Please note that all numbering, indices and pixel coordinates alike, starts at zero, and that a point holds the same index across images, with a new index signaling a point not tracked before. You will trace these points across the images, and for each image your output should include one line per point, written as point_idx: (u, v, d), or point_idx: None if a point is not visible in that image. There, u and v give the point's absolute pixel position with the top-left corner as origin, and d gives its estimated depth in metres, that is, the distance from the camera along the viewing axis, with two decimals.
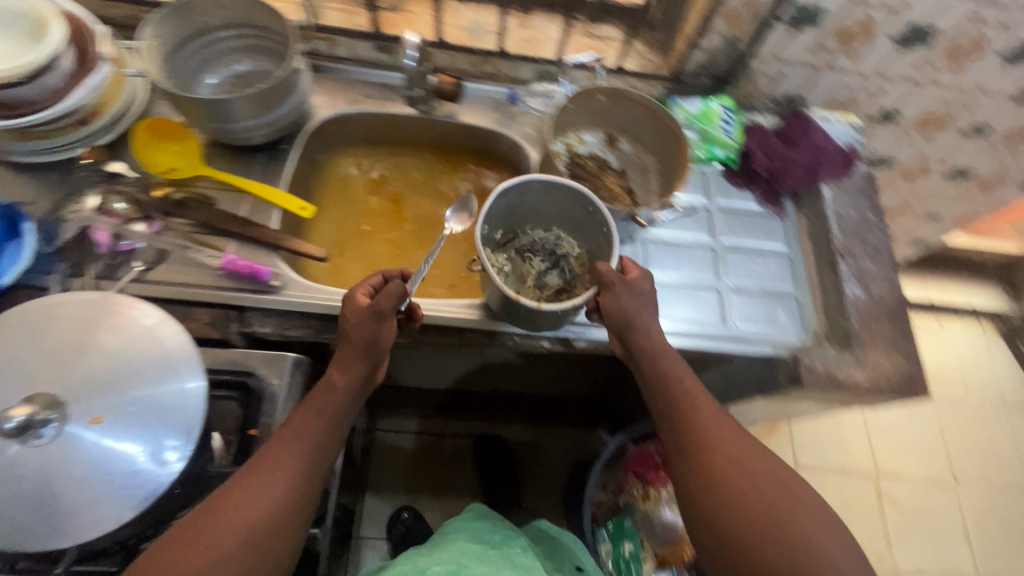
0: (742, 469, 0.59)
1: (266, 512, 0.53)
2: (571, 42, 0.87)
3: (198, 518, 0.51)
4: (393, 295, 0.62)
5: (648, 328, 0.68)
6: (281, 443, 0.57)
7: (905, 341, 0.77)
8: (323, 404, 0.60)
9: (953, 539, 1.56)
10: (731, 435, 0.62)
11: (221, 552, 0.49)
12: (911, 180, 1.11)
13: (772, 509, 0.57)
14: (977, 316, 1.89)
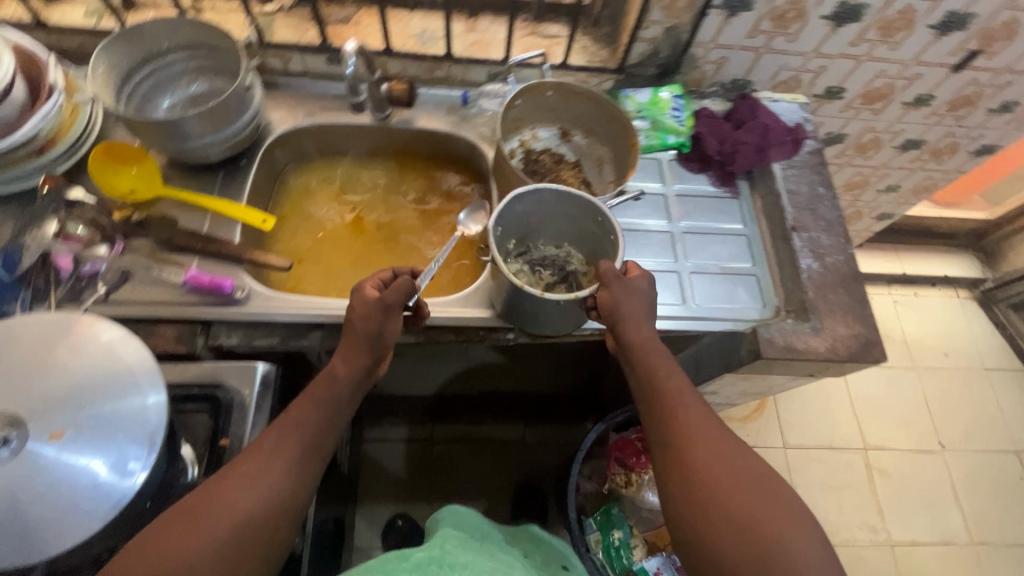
0: (720, 469, 0.59)
1: (264, 497, 0.55)
2: (519, 42, 0.89)
3: (201, 496, 0.53)
4: (403, 287, 0.66)
5: (639, 322, 0.70)
6: (278, 433, 0.60)
7: (861, 308, 0.79)
8: (324, 393, 0.64)
9: (943, 506, 1.58)
10: (713, 434, 0.62)
11: (225, 530, 0.51)
12: (866, 154, 1.13)
13: (746, 513, 0.55)
14: (953, 286, 1.92)
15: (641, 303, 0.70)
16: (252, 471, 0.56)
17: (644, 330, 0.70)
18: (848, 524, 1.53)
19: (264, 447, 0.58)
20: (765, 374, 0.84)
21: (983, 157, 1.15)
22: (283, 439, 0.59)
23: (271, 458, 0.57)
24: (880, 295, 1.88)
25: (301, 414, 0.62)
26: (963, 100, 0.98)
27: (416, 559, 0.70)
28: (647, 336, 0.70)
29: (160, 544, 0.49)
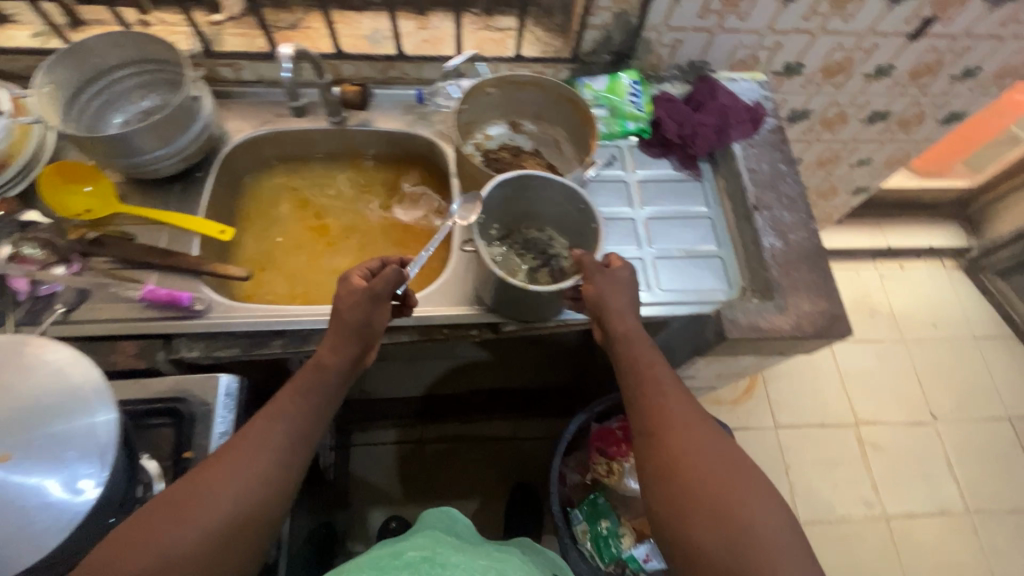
0: (700, 455, 0.57)
1: (241, 495, 0.54)
2: (471, 37, 0.89)
3: (184, 487, 0.53)
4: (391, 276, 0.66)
5: (623, 315, 0.68)
6: (259, 433, 0.59)
7: (826, 283, 0.78)
8: (312, 383, 0.64)
9: (938, 476, 1.58)
10: (695, 421, 0.60)
11: (207, 524, 0.51)
12: (832, 129, 1.13)
13: (724, 502, 0.53)
14: (938, 256, 1.92)
15: (624, 297, 0.69)
16: (237, 462, 0.56)
17: (628, 317, 0.69)
18: (843, 500, 1.52)
19: (249, 437, 0.58)
20: (735, 355, 0.84)
21: (951, 124, 1.14)
22: (268, 431, 0.59)
23: (256, 449, 0.57)
24: (866, 270, 1.88)
25: (285, 403, 0.62)
26: (924, 68, 0.97)
27: (409, 556, 0.70)
28: (632, 326, 0.69)
29: (142, 534, 0.49)
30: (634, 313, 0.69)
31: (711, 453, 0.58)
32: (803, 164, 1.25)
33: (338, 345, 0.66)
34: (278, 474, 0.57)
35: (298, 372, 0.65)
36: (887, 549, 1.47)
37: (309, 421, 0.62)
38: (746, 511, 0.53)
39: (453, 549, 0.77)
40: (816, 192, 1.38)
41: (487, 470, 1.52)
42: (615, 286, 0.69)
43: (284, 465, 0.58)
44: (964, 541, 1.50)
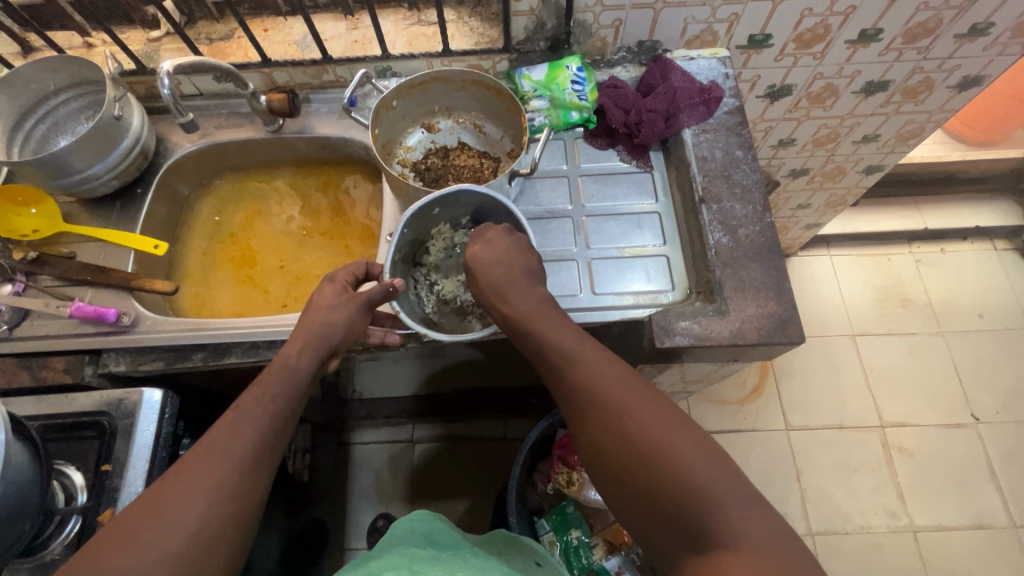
0: (631, 417, 0.50)
1: (191, 529, 0.50)
2: (401, 35, 0.85)
3: (136, 518, 0.50)
4: (377, 289, 0.69)
5: (509, 296, 0.63)
6: (201, 457, 0.54)
7: (777, 283, 0.70)
8: (280, 385, 0.62)
9: (977, 485, 1.41)
10: (620, 381, 0.53)
11: (167, 557, 0.48)
12: (824, 105, 1.00)
13: (668, 471, 0.46)
14: (988, 238, 1.70)
15: (502, 270, 0.64)
16: (194, 481, 0.53)
17: (526, 286, 0.63)
18: (862, 509, 1.39)
19: (212, 449, 0.55)
20: (684, 363, 0.76)
21: (969, 91, 0.99)
22: (223, 450, 0.55)
23: (215, 464, 0.54)
24: (899, 255, 1.69)
25: (247, 412, 0.59)
26: (920, 29, 0.84)
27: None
28: (536, 304, 0.62)
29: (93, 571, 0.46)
30: (528, 284, 0.64)
31: (641, 413, 0.50)
32: (798, 144, 1.12)
33: (305, 347, 0.65)
34: (239, 495, 0.54)
35: (264, 375, 0.62)
36: (913, 564, 1.33)
37: (276, 429, 0.59)
38: (687, 473, 0.45)
39: (435, 563, 0.62)
40: (821, 173, 1.24)
41: (477, 472, 1.50)
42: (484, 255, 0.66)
43: (247, 483, 0.55)
44: (1006, 558, 1.33)
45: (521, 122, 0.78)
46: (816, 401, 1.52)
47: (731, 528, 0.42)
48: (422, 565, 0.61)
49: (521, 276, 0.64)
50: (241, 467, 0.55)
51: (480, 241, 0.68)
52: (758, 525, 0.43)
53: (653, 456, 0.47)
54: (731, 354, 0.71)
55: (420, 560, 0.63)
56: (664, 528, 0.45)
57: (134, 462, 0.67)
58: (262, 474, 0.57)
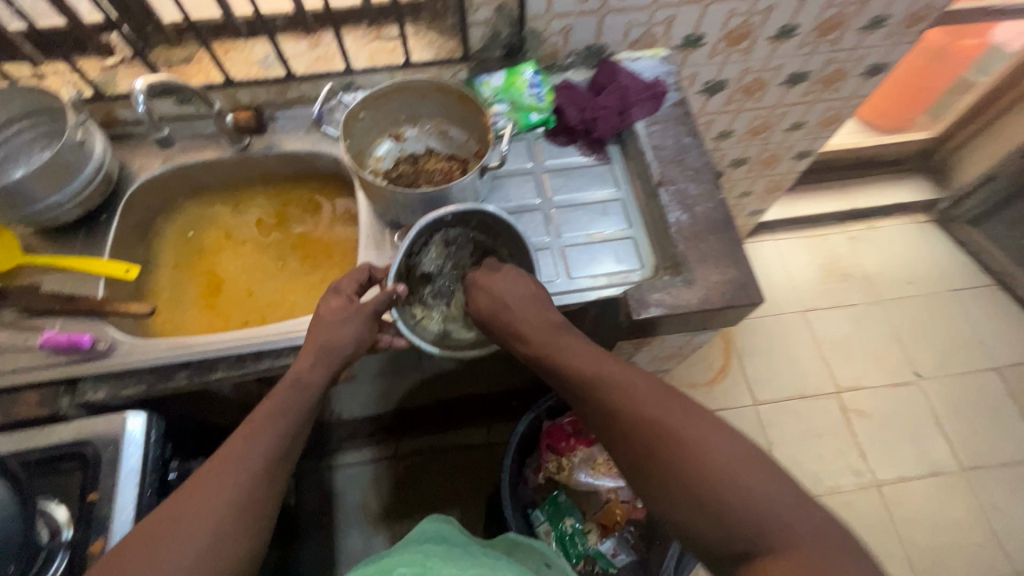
0: (677, 439, 0.53)
1: (207, 539, 0.52)
2: (363, 50, 0.89)
3: (156, 526, 0.52)
4: (380, 295, 0.70)
5: (525, 333, 0.67)
6: (214, 470, 0.56)
7: (735, 252, 0.77)
8: (289, 400, 0.62)
9: (926, 436, 1.53)
10: (656, 401, 0.57)
11: (183, 564, 0.50)
12: (755, 96, 1.10)
13: (712, 474, 0.50)
14: (907, 213, 1.88)
15: (516, 304, 0.69)
16: (207, 493, 0.54)
17: (540, 314, 0.69)
18: (830, 472, 1.49)
19: (225, 462, 0.57)
20: (659, 336, 0.82)
21: (877, 77, 1.12)
22: (236, 464, 0.56)
23: (229, 476, 0.55)
24: (834, 234, 1.84)
25: (255, 427, 0.60)
26: (829, 24, 0.95)
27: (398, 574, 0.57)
28: (552, 333, 0.67)
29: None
30: (543, 314, 0.69)
31: (677, 424, 0.55)
32: (736, 135, 1.23)
33: (315, 362, 0.65)
34: (250, 504, 0.55)
35: (277, 388, 0.63)
36: (881, 517, 1.43)
37: (284, 439, 0.60)
38: (734, 487, 0.50)
39: (449, 560, 0.63)
40: (759, 161, 1.35)
41: (465, 481, 1.49)
42: (500, 293, 0.70)
43: (257, 493, 0.56)
44: (960, 500, 1.46)
45: (487, 124, 0.82)
46: (777, 375, 1.61)
47: (778, 533, 0.47)
48: (436, 561, 0.61)
49: (532, 304, 0.69)
50: (250, 476, 0.56)
51: (491, 283, 0.72)
52: (799, 525, 0.48)
53: (699, 473, 0.51)
54: (701, 320, 0.77)
55: (433, 556, 0.63)
56: (716, 539, 0.50)
57: (122, 489, 0.65)
58: (270, 477, 0.58)
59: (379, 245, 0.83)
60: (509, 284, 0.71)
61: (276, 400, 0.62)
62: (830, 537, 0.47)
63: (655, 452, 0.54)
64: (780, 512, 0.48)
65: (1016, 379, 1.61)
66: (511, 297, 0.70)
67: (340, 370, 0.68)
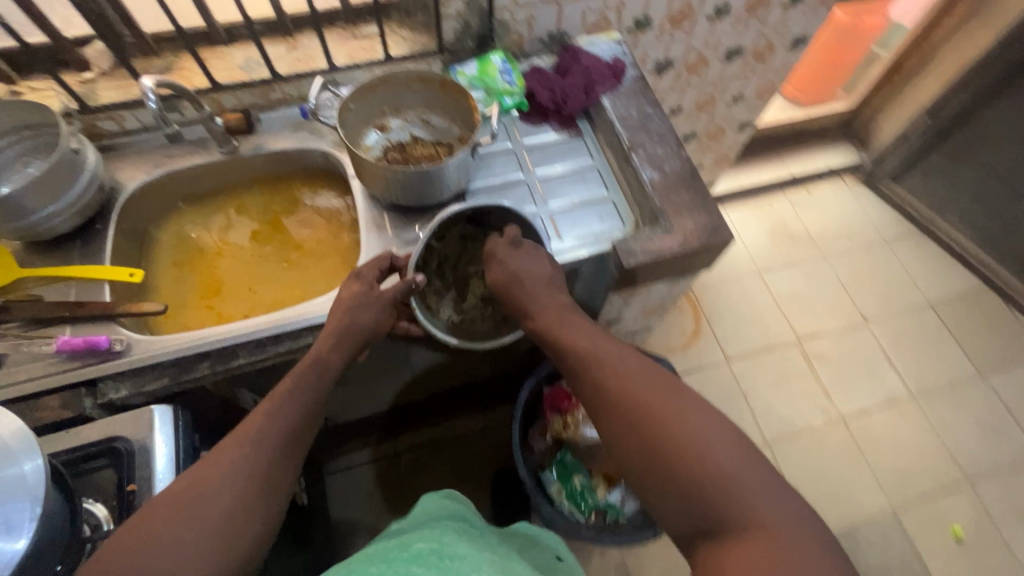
0: (661, 419, 0.55)
1: (233, 504, 0.54)
2: (341, 49, 0.95)
3: (186, 488, 0.54)
4: (399, 286, 0.75)
5: (534, 313, 0.74)
6: (237, 441, 0.58)
7: (704, 200, 0.86)
8: (310, 377, 0.67)
9: (878, 370, 1.70)
10: (648, 377, 0.60)
11: (208, 524, 0.52)
12: (700, 72, 1.22)
13: (692, 455, 0.52)
14: (838, 176, 2.07)
15: (528, 281, 0.75)
16: (231, 461, 0.57)
17: (547, 299, 0.75)
18: (801, 412, 1.62)
19: (248, 434, 0.60)
20: (645, 285, 0.90)
21: (801, 49, 1.26)
22: (256, 440, 0.59)
23: (251, 447, 0.58)
24: (777, 201, 2.01)
25: (280, 401, 0.64)
26: (756, 2, 1.07)
27: (416, 549, 0.53)
28: (558, 313, 0.73)
29: (143, 532, 0.50)
30: (553, 297, 0.75)
31: (664, 405, 0.57)
32: (685, 110, 1.35)
33: (336, 343, 0.70)
34: (269, 477, 0.58)
35: (298, 367, 0.68)
36: (849, 446, 1.58)
37: (304, 416, 0.64)
38: (712, 465, 0.51)
39: (467, 540, 0.59)
40: (706, 135, 1.48)
41: (468, 466, 1.53)
42: (515, 269, 0.76)
43: (275, 468, 0.59)
44: (913, 423, 1.62)
45: (468, 106, 0.89)
46: (743, 330, 1.75)
47: (747, 519, 0.49)
48: (453, 538, 0.58)
49: (541, 285, 0.75)
50: (273, 449, 0.60)
51: (506, 258, 0.77)
52: (766, 505, 0.49)
53: (679, 450, 0.53)
54: (681, 263, 0.86)
55: (448, 533, 0.60)
56: (688, 517, 0.52)
57: (161, 477, 0.66)
58: (287, 451, 0.61)
59: (380, 226, 0.87)
60: (523, 264, 0.77)
61: (301, 377, 0.66)
62: (794, 523, 0.49)
63: (640, 429, 0.56)
64: (752, 498, 0.50)
65: (947, 311, 1.81)
66: (524, 277, 0.76)
67: (357, 350, 0.73)
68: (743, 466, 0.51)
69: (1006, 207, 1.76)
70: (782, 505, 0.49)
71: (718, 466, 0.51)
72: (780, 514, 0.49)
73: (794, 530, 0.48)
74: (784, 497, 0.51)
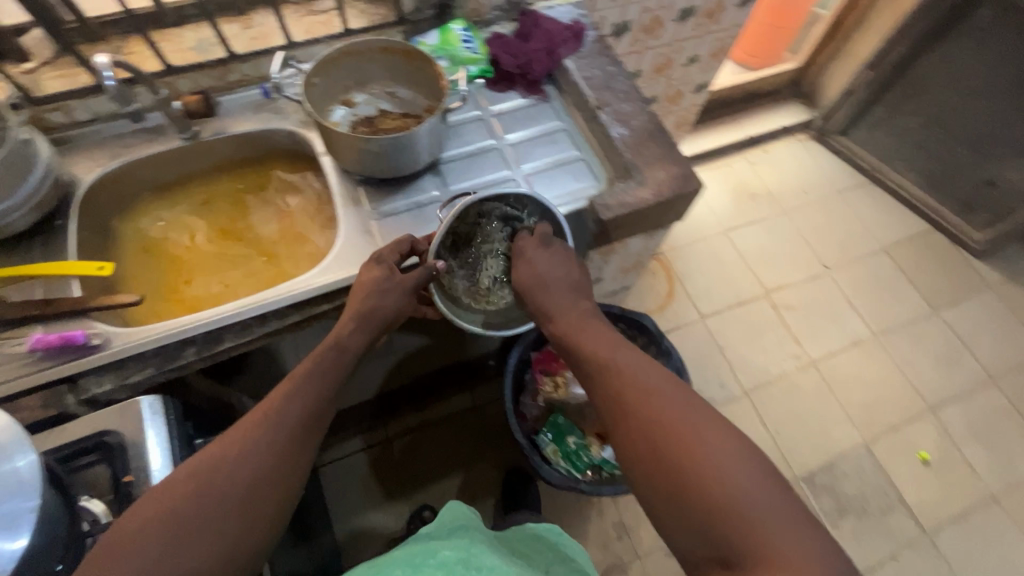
0: (675, 428, 0.54)
1: (249, 483, 0.56)
2: (299, 24, 0.93)
3: (207, 463, 0.56)
4: (421, 272, 0.76)
5: (558, 316, 0.73)
6: (253, 424, 0.60)
7: (672, 152, 0.89)
8: (329, 360, 0.69)
9: (842, 313, 1.79)
10: (667, 388, 0.58)
11: (227, 500, 0.55)
12: (655, 34, 1.25)
13: (709, 470, 0.50)
14: (791, 134, 2.16)
15: (556, 284, 0.76)
16: (249, 442, 0.59)
17: (565, 310, 0.73)
18: (774, 360, 1.70)
19: (268, 415, 0.62)
20: (623, 239, 0.93)
21: (750, 6, 1.30)
22: (273, 425, 0.61)
23: (269, 432, 0.60)
24: (736, 162, 2.08)
25: (299, 384, 0.66)
26: None
27: (442, 557, 0.65)
28: (576, 319, 0.72)
29: (167, 501, 0.53)
30: (571, 308, 0.74)
31: (679, 412, 0.55)
32: (644, 73, 1.37)
33: (357, 327, 0.72)
34: (286, 458, 0.60)
35: (321, 349, 0.70)
36: (821, 387, 1.67)
37: (317, 401, 0.66)
38: (728, 483, 0.49)
39: (486, 550, 0.70)
40: (666, 98, 1.52)
41: (460, 443, 1.55)
42: (538, 271, 0.77)
43: (291, 453, 0.61)
44: (878, 360, 1.72)
45: (433, 74, 0.88)
46: (714, 287, 1.81)
47: (760, 543, 0.46)
48: (476, 551, 0.68)
49: (566, 290, 0.76)
50: (289, 433, 0.61)
51: (533, 258, 0.79)
52: (783, 537, 0.47)
53: (695, 465, 0.51)
54: (655, 214, 0.89)
55: (475, 544, 0.71)
56: (699, 535, 0.49)
57: (158, 468, 0.65)
58: (305, 433, 0.63)
59: (356, 202, 0.86)
60: (546, 266, 0.78)
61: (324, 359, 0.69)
62: (815, 563, 0.45)
63: (654, 438, 0.54)
64: (768, 522, 0.47)
65: (900, 254, 1.92)
66: (550, 285, 0.76)
67: (378, 333, 0.75)
68: (757, 486, 0.49)
69: (946, 151, 1.87)
70: (797, 533, 0.47)
71: (733, 484, 0.49)
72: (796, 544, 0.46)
73: (812, 561, 0.45)
74: (804, 532, 0.47)
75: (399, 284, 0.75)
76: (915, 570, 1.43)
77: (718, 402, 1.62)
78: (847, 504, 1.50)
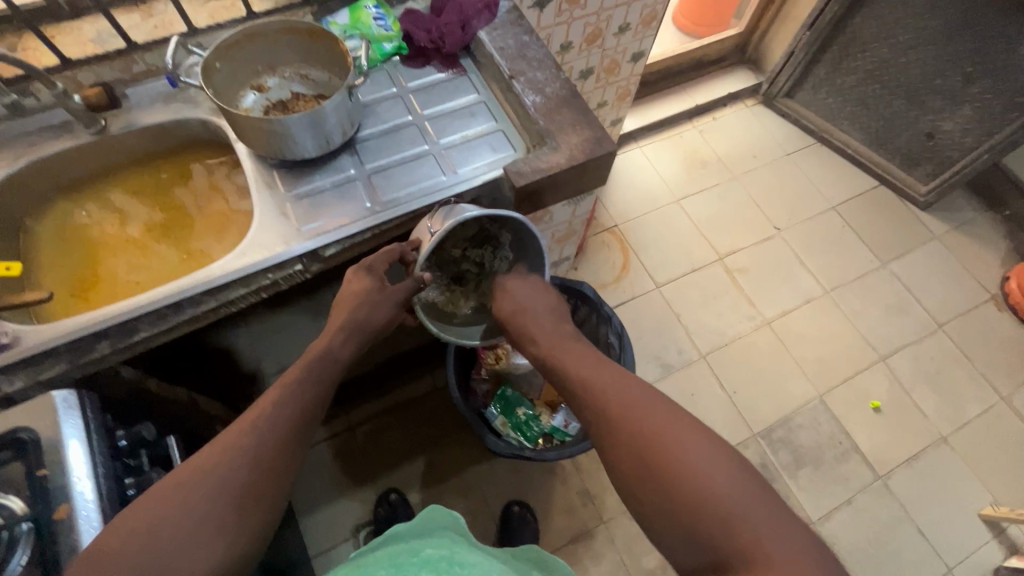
0: (660, 442, 0.59)
1: (240, 485, 0.59)
2: (203, 11, 0.94)
3: (197, 471, 0.59)
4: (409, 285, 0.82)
5: (534, 337, 0.81)
6: (243, 430, 0.63)
7: (585, 117, 0.90)
8: (317, 370, 0.73)
9: (793, 272, 1.83)
10: (651, 404, 0.63)
11: (217, 502, 0.57)
12: (580, 3, 1.25)
13: (693, 478, 0.55)
14: (740, 100, 2.18)
15: (536, 311, 0.84)
16: (239, 450, 0.61)
17: (557, 339, 0.80)
18: (729, 323, 1.73)
19: (259, 423, 0.64)
20: (547, 206, 0.94)
21: None
22: (264, 434, 0.64)
23: (262, 440, 0.63)
24: (687, 131, 2.10)
25: (288, 389, 0.69)
26: None
27: (426, 555, 0.69)
28: (556, 343, 0.79)
29: (157, 509, 0.55)
30: (559, 333, 0.81)
31: (663, 428, 0.60)
32: (575, 45, 1.37)
33: (347, 338, 0.77)
34: (280, 463, 0.63)
35: (308, 360, 0.73)
36: (775, 345, 1.70)
37: (306, 408, 0.69)
38: (711, 489, 0.54)
39: (469, 550, 0.72)
40: (603, 70, 1.52)
41: (422, 427, 1.56)
42: (520, 299, 0.86)
43: (283, 459, 0.64)
44: (831, 317, 1.76)
45: (338, 51, 0.88)
46: (668, 256, 1.83)
47: (748, 543, 0.51)
48: (460, 548, 0.72)
49: (546, 317, 0.84)
50: (280, 435, 0.64)
51: (512, 290, 0.87)
52: (768, 533, 0.51)
53: (680, 476, 0.56)
54: (574, 180, 0.90)
55: (458, 543, 0.75)
56: (690, 541, 0.54)
57: (73, 461, 0.65)
58: (290, 437, 0.66)
59: (271, 185, 0.86)
60: (529, 295, 0.86)
61: (313, 369, 0.73)
62: (801, 550, 0.50)
63: (642, 452, 0.59)
64: (752, 522, 0.52)
65: (850, 212, 1.95)
66: (533, 311, 0.84)
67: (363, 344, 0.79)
68: (739, 489, 0.54)
69: (886, 106, 1.90)
70: (780, 526, 0.52)
71: (716, 489, 0.54)
72: (780, 537, 0.51)
73: (794, 553, 0.50)
74: (787, 523, 0.52)
75: (370, 295, 0.79)
76: (870, 514, 1.48)
77: (675, 367, 1.65)
78: (803, 456, 1.55)
